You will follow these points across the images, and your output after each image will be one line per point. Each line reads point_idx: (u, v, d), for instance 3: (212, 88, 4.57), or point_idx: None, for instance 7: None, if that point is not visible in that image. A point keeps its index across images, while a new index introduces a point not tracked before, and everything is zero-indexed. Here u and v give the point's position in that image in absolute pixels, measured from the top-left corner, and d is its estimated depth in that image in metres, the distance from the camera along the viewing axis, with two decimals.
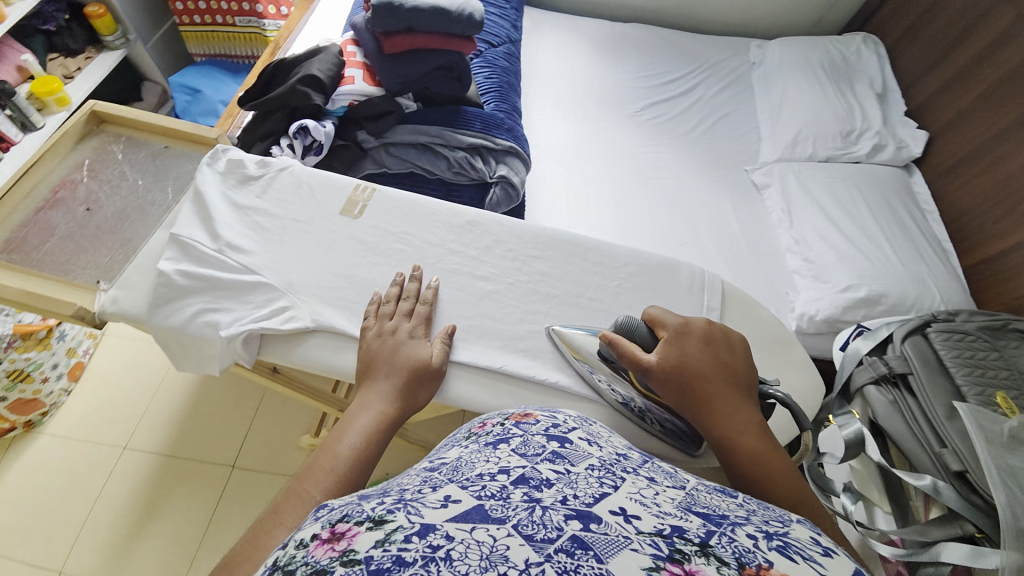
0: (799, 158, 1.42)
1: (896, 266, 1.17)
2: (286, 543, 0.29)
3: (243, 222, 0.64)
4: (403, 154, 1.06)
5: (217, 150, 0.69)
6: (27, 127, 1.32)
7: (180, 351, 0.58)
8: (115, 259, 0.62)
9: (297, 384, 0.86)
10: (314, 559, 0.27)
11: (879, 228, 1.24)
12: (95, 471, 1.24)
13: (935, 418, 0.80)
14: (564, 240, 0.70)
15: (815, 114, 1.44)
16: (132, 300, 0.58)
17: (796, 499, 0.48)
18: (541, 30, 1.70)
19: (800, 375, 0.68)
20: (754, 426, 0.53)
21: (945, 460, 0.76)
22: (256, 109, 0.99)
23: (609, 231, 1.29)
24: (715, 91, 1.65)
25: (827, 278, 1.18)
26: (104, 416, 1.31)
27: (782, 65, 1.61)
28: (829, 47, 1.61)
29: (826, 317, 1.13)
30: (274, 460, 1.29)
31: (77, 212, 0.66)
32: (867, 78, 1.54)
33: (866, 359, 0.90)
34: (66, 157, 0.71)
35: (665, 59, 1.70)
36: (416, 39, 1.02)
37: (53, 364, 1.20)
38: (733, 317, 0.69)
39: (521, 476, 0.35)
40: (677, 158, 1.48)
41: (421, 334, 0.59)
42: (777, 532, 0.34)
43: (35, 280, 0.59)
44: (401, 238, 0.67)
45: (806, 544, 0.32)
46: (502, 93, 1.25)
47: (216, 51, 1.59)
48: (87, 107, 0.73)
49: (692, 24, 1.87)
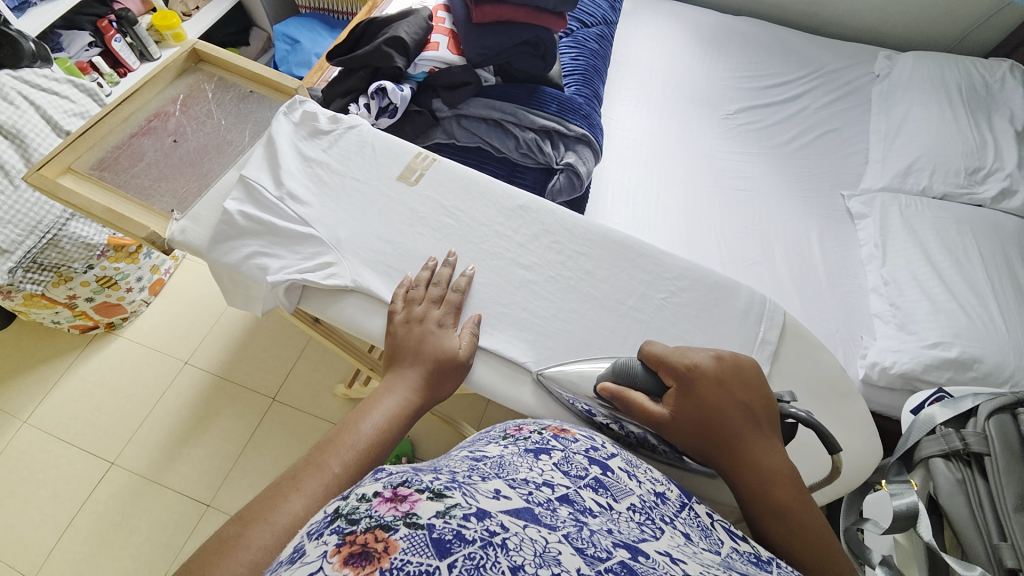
0: (908, 191, 1.25)
1: (1000, 331, 1.02)
2: (345, 493, 0.28)
3: (306, 174, 0.66)
4: (473, 128, 1.05)
5: (295, 100, 0.72)
6: (144, 57, 1.44)
7: (231, 287, 0.62)
8: (190, 191, 0.66)
9: (337, 336, 0.90)
10: (376, 514, 0.26)
11: (989, 285, 1.08)
12: (158, 378, 1.39)
13: (1002, 508, 0.69)
14: (617, 240, 0.67)
15: (937, 143, 1.26)
16: (198, 232, 0.61)
17: (821, 553, 0.47)
18: (640, 14, 1.61)
19: (857, 432, 0.60)
20: (783, 476, 0.49)
21: (1000, 554, 0.67)
22: (342, 66, 1.02)
23: (672, 240, 1.22)
24: (823, 103, 1.49)
25: (913, 330, 1.05)
26: (172, 330, 1.46)
27: (910, 83, 1.41)
28: (971, 69, 1.40)
29: (902, 373, 1.01)
30: (310, 401, 1.37)
31: (164, 142, 0.71)
32: (1011, 110, 1.32)
33: (939, 429, 0.78)
34: (164, 89, 0.76)
35: (772, 60, 1.56)
36: (504, 11, 0.98)
37: (137, 277, 1.33)
38: (788, 356, 0.62)
39: (566, 496, 0.35)
40: (763, 172, 1.36)
41: (449, 323, 0.58)
42: None
43: (120, 201, 0.64)
44: (451, 212, 0.66)
45: None
46: (586, 77, 1.20)
47: (320, 5, 1.65)
48: (189, 45, 0.78)
49: (812, 23, 1.68)
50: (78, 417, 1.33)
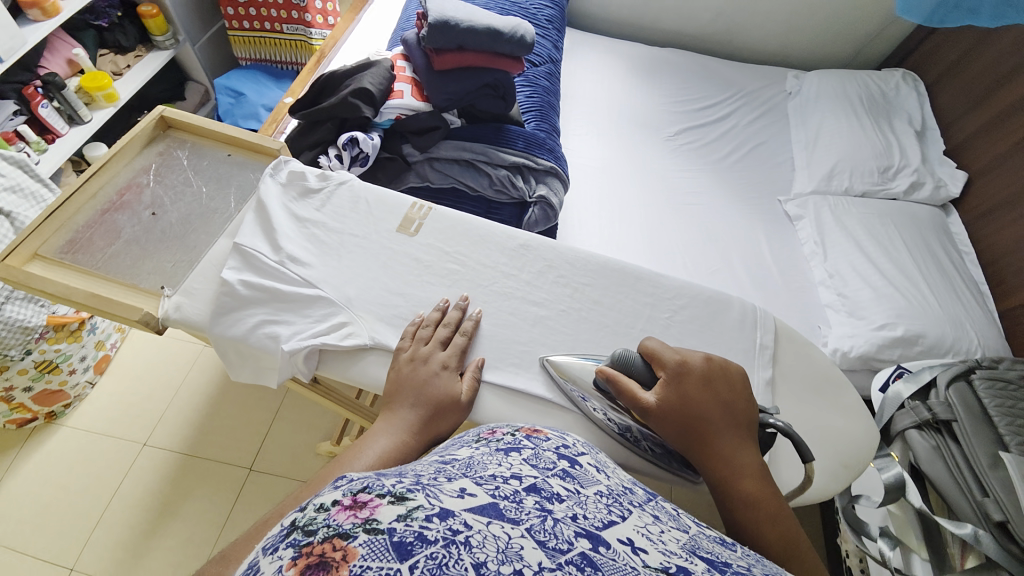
0: (834, 191, 1.41)
1: (934, 307, 1.15)
2: (307, 504, 0.29)
3: (304, 235, 0.65)
4: (446, 169, 1.07)
5: (279, 161, 0.71)
6: (74, 120, 1.35)
7: (238, 360, 0.59)
8: (178, 266, 0.63)
9: (339, 396, 0.87)
10: (335, 522, 0.26)
11: (915, 267, 1.22)
12: (114, 466, 1.25)
13: (978, 467, 0.77)
14: (617, 267, 0.70)
15: (849, 148, 1.44)
16: (195, 308, 0.58)
17: (785, 548, 0.48)
18: (580, 50, 1.72)
19: (849, 421, 0.65)
20: (751, 469, 0.52)
21: (987, 509, 0.74)
22: (306, 119, 1.02)
23: (641, 256, 1.29)
24: (749, 120, 1.65)
25: (862, 314, 1.17)
26: (128, 410, 1.33)
27: (820, 97, 1.61)
28: (868, 81, 1.61)
29: (860, 355, 1.12)
30: (291, 466, 1.29)
31: (142, 216, 0.67)
32: (905, 114, 1.52)
33: (907, 403, 0.88)
34: (132, 160, 0.72)
35: (700, 85, 1.71)
36: (465, 57, 1.02)
37: (81, 357, 1.21)
38: (785, 356, 0.68)
39: (533, 486, 0.35)
40: (711, 186, 1.47)
41: (454, 366, 0.58)
42: None
43: (99, 283, 0.60)
44: (455, 258, 0.67)
45: None
46: (543, 113, 1.26)
47: (262, 56, 1.64)
48: (156, 112, 0.75)
49: (728, 50, 1.88)
50: (18, 524, 1.17)
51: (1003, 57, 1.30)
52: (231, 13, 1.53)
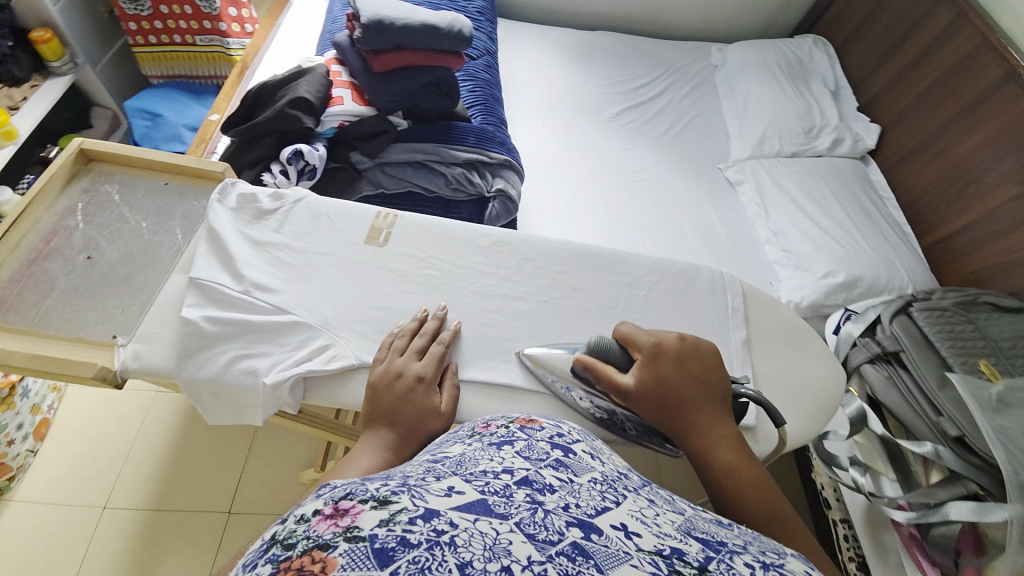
0: (768, 155, 1.49)
1: (867, 251, 1.25)
2: (285, 519, 0.27)
3: (265, 260, 0.61)
4: (399, 173, 1.04)
5: (226, 184, 0.66)
6: None
7: (213, 403, 0.55)
8: (128, 311, 0.58)
9: (325, 422, 0.84)
10: (315, 534, 0.25)
11: (848, 217, 1.32)
12: (73, 536, 1.14)
13: (928, 389, 0.86)
14: (589, 252, 0.72)
15: (777, 113, 1.53)
16: (157, 354, 0.54)
17: (770, 512, 0.49)
18: (512, 40, 1.72)
19: (821, 367, 0.70)
20: (729, 439, 0.54)
21: (943, 427, 0.81)
22: (241, 136, 0.96)
23: (601, 237, 1.31)
24: (683, 94, 1.71)
25: (808, 266, 1.25)
26: (80, 473, 1.21)
27: (743, 67, 1.69)
28: (784, 49, 1.71)
29: (811, 304, 1.20)
30: (273, 501, 1.22)
31: (77, 261, 0.62)
32: (821, 77, 1.64)
33: (859, 341, 0.96)
34: (54, 202, 0.67)
35: (633, 65, 1.76)
36: (404, 56, 0.99)
37: (18, 425, 1.12)
38: (755, 315, 0.72)
39: (525, 478, 0.33)
40: (657, 161, 1.52)
41: (430, 379, 0.55)
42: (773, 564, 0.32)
43: (41, 343, 0.55)
44: (430, 263, 0.66)
45: None
46: (488, 106, 1.25)
47: (175, 72, 1.52)
48: (74, 146, 0.70)
49: (654, 29, 1.93)
50: None
51: (904, 16, 1.43)
52: (133, 28, 1.40)
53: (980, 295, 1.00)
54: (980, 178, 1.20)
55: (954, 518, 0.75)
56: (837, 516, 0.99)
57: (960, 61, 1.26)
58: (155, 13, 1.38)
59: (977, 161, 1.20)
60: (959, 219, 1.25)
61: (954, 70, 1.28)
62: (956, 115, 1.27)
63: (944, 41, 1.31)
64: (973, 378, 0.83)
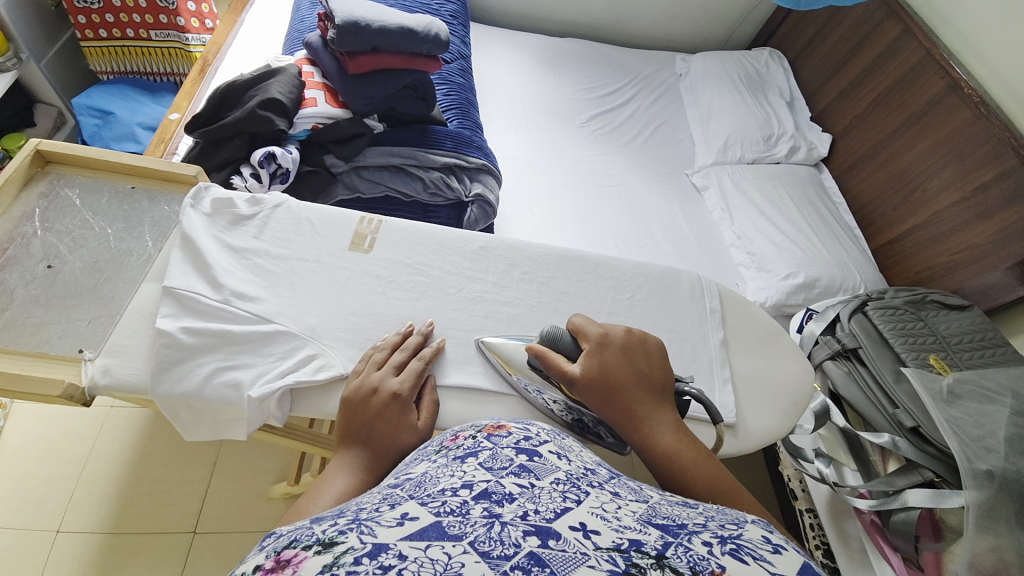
0: (731, 161, 1.56)
1: (823, 252, 1.32)
2: None
3: (245, 267, 0.63)
4: (375, 177, 1.03)
5: (199, 189, 0.67)
6: None
7: (191, 418, 0.55)
8: (95, 324, 0.59)
9: (301, 432, 0.81)
10: None
11: (804, 220, 1.40)
12: (20, 564, 1.06)
13: (885, 382, 0.93)
14: (574, 258, 0.74)
15: (739, 120, 1.60)
16: (128, 368, 0.55)
17: (711, 490, 0.50)
18: (485, 46, 1.72)
19: (793, 362, 0.73)
20: (671, 425, 0.54)
21: (900, 418, 0.88)
22: (207, 137, 0.92)
23: (577, 241, 1.33)
24: (651, 101, 1.76)
25: (770, 268, 1.31)
26: (27, 497, 1.13)
27: (706, 76, 1.76)
28: (743, 60, 1.79)
29: (775, 303, 1.26)
30: (242, 517, 1.16)
31: (36, 270, 0.62)
32: (777, 88, 1.73)
33: (821, 338, 1.03)
34: (8, 208, 0.66)
35: (603, 72, 1.79)
36: (380, 59, 0.97)
37: None
38: (730, 314, 0.75)
39: (484, 491, 0.33)
40: (628, 166, 1.56)
41: (408, 397, 0.55)
42: (731, 535, 0.32)
43: (2, 360, 0.55)
44: (418, 270, 0.68)
45: (757, 544, 0.31)
46: (463, 110, 1.25)
47: (127, 68, 1.44)
48: (29, 148, 0.69)
49: (621, 38, 1.99)
50: None
51: (854, 31, 1.53)
52: (81, 21, 1.32)
53: (929, 294, 1.08)
54: (923, 185, 1.30)
55: (911, 504, 0.81)
56: (802, 505, 1.04)
57: (906, 75, 1.36)
58: (105, 6, 1.30)
59: (921, 169, 1.31)
60: (903, 223, 1.36)
61: (898, 84, 1.39)
62: (902, 124, 1.37)
63: (891, 55, 1.41)
64: (924, 371, 0.91)
